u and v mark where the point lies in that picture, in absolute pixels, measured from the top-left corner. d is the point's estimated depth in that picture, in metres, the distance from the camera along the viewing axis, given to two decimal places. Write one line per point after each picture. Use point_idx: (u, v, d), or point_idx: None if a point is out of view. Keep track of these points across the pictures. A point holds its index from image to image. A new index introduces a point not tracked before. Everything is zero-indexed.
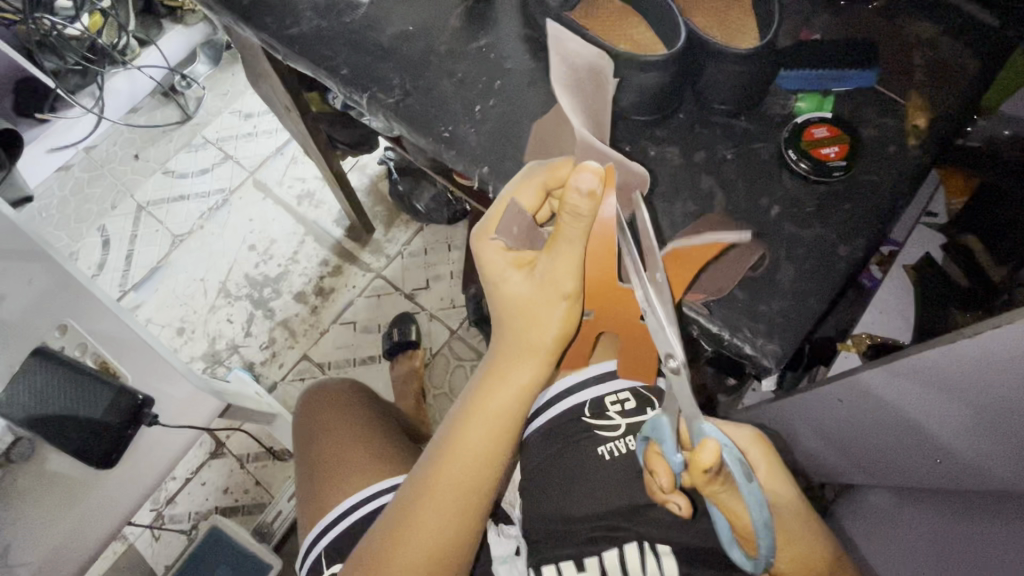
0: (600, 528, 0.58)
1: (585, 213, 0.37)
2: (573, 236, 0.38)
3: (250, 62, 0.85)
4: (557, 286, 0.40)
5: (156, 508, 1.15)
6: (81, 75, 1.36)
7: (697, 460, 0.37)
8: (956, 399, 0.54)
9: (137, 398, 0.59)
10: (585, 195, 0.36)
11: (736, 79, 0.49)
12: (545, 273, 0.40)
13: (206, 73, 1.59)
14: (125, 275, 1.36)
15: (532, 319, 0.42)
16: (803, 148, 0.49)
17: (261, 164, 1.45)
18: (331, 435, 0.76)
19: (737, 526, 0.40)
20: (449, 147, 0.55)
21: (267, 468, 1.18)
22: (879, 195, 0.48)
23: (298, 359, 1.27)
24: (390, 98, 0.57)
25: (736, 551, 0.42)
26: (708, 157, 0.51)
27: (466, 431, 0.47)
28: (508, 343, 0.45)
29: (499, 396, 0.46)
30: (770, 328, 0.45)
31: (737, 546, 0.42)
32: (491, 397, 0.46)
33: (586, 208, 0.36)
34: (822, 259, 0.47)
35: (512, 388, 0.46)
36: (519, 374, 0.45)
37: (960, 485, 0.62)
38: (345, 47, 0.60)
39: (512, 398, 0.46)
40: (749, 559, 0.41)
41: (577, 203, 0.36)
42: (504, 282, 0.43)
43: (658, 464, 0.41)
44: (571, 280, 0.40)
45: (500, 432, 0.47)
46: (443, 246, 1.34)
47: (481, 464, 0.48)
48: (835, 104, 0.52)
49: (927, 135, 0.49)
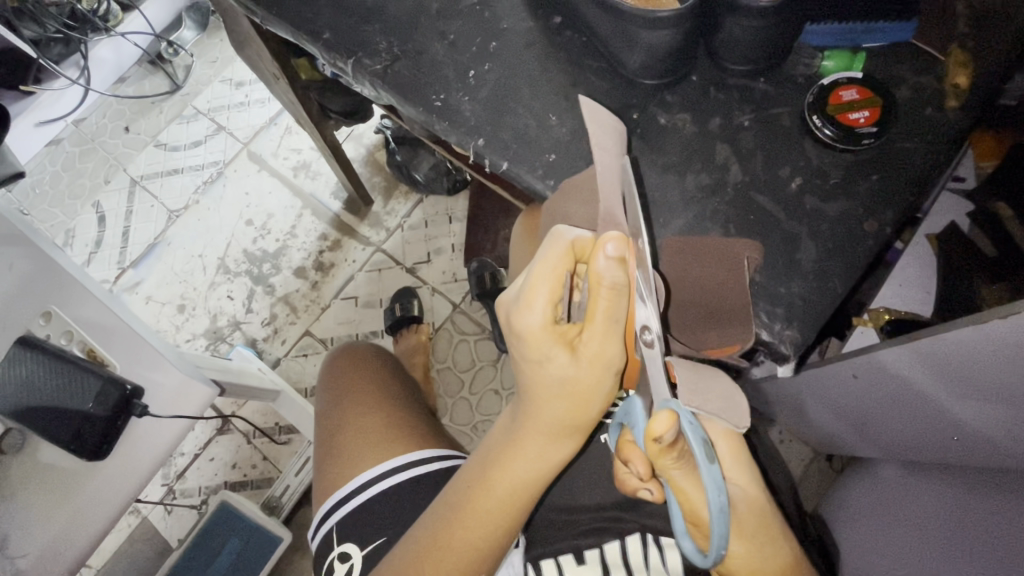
0: (602, 519, 0.57)
1: (623, 284, 0.34)
2: (620, 310, 0.35)
3: (233, 26, 0.80)
4: (596, 364, 0.37)
5: (167, 483, 1.16)
6: (64, 44, 1.29)
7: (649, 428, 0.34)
8: (977, 373, 0.50)
9: (125, 389, 0.56)
10: (615, 262, 0.33)
11: (757, 38, 0.44)
12: (592, 352, 0.36)
13: (193, 39, 1.50)
14: (122, 252, 1.33)
15: (567, 397, 0.39)
16: (830, 113, 0.45)
17: (254, 135, 1.40)
18: (349, 400, 0.74)
19: (689, 514, 0.37)
20: (442, 117, 0.50)
21: (273, 443, 1.18)
22: (911, 163, 0.44)
23: (300, 335, 1.25)
24: (377, 64, 0.53)
25: (689, 542, 0.38)
26: (724, 125, 0.47)
27: (483, 495, 0.43)
28: (535, 420, 0.41)
29: (520, 466, 0.42)
30: (789, 312, 0.42)
31: (689, 537, 0.38)
32: (511, 467, 0.43)
33: (623, 278, 0.34)
34: (847, 236, 0.43)
35: (535, 458, 0.42)
36: (548, 446, 0.42)
37: (978, 462, 0.59)
38: (327, 8, 0.55)
39: (532, 468, 0.43)
40: (699, 553, 0.38)
41: (610, 276, 0.33)
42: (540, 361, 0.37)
43: (631, 452, 0.39)
44: (618, 352, 0.37)
45: (517, 501, 0.44)
46: (444, 218, 1.30)
47: (500, 528, 0.44)
48: (866, 61, 0.47)
49: (968, 96, 0.45)
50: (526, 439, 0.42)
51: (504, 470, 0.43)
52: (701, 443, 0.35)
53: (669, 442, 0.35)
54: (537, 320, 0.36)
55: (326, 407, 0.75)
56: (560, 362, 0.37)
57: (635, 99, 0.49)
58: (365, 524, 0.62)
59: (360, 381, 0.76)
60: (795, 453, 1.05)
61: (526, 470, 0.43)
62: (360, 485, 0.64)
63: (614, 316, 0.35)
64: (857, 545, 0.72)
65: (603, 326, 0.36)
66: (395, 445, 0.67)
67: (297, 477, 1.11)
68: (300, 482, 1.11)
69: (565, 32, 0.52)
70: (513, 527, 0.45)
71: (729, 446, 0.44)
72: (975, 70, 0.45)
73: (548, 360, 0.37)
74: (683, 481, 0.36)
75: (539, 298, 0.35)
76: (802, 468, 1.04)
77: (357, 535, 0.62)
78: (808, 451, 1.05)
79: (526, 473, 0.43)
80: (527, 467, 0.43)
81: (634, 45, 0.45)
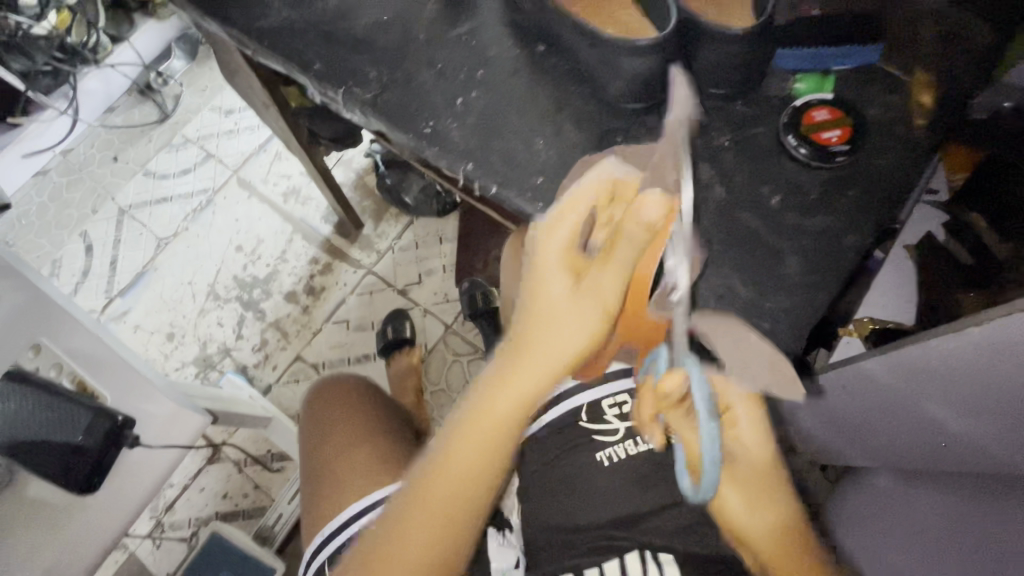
0: (602, 539, 0.54)
1: (642, 236, 0.37)
2: (629, 254, 0.37)
3: (223, 57, 0.81)
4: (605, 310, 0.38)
5: (155, 516, 1.14)
6: (52, 76, 1.34)
7: (659, 384, 0.40)
8: (965, 377, 0.51)
9: (116, 420, 0.57)
10: (656, 214, 0.37)
11: (732, 62, 0.46)
12: (594, 285, 0.38)
13: (182, 69, 1.52)
14: (110, 281, 1.32)
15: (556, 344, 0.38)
16: (803, 132, 0.47)
17: (244, 162, 1.41)
18: (334, 432, 0.73)
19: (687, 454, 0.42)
20: (431, 143, 0.52)
21: (265, 471, 1.16)
22: (886, 178, 0.46)
23: (292, 360, 1.25)
24: (367, 93, 0.54)
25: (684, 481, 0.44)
26: (704, 145, 0.49)
27: (458, 438, 0.42)
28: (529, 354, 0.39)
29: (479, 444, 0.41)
30: (775, 325, 0.43)
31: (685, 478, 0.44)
32: (492, 408, 0.40)
33: (642, 232, 0.37)
34: (828, 250, 0.45)
35: (516, 400, 0.40)
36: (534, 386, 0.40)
37: (968, 468, 0.59)
38: (317, 39, 0.57)
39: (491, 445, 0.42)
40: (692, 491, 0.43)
41: (635, 228, 0.37)
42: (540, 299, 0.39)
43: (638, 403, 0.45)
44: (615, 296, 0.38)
45: (494, 447, 0.42)
46: (434, 240, 1.31)
47: (472, 483, 0.42)
48: (835, 84, 0.49)
49: (934, 114, 0.47)
50: (510, 372, 0.40)
51: (484, 414, 0.41)
52: (706, 404, 0.40)
53: (676, 397, 0.40)
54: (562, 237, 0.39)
55: (315, 438, 0.75)
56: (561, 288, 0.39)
57: (618, 123, 0.50)
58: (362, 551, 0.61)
59: (347, 414, 0.76)
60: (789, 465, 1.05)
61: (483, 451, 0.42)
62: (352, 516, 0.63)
63: (624, 262, 0.37)
64: None
65: (611, 266, 0.38)
66: (385, 477, 0.67)
67: (290, 505, 1.09)
68: (292, 511, 1.09)
69: (549, 59, 0.53)
70: (491, 483, 0.43)
71: (748, 409, 0.45)
72: (939, 92, 0.47)
73: (550, 294, 0.39)
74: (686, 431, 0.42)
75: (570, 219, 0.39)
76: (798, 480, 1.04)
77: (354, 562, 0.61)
78: (802, 461, 1.05)
79: (482, 452, 0.42)
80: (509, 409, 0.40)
81: (615, 72, 0.47)
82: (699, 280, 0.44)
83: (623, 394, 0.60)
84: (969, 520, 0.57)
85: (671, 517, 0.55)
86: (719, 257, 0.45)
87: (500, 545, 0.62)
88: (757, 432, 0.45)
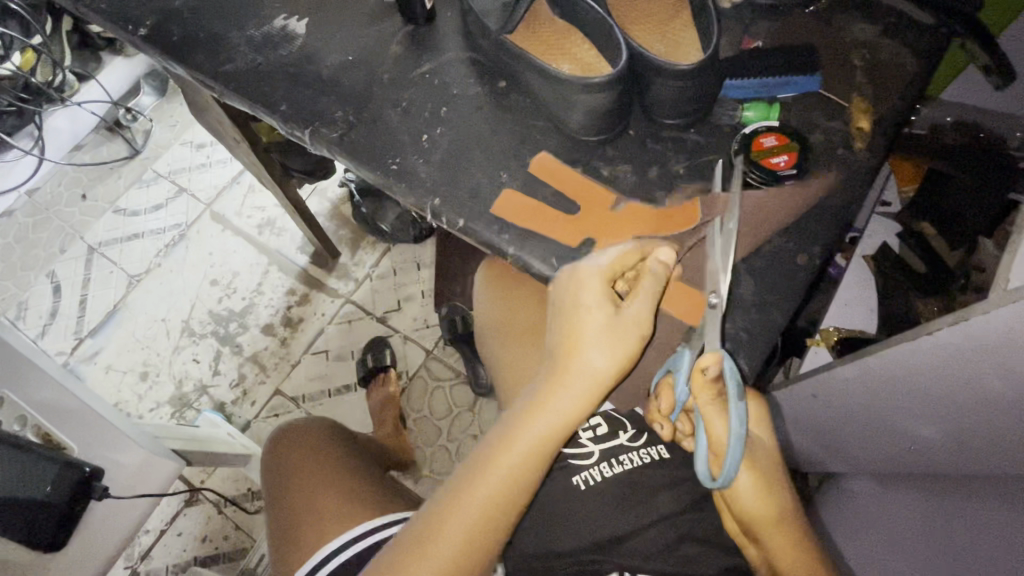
0: (582, 562, 0.56)
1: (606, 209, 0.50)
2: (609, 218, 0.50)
3: (191, 95, 0.81)
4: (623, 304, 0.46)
5: (131, 565, 1.10)
6: (18, 116, 1.32)
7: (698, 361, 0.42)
8: (922, 383, 0.55)
9: (84, 472, 0.55)
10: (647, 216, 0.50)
11: (682, 94, 0.48)
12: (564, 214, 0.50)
13: (152, 104, 1.51)
14: (80, 321, 1.29)
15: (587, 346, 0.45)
16: (755, 158, 0.49)
17: (217, 196, 1.40)
18: (303, 476, 0.72)
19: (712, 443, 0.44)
20: (398, 180, 0.53)
21: (245, 511, 1.13)
22: (833, 199, 0.49)
23: (271, 395, 1.23)
24: (333, 132, 0.55)
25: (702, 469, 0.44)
26: (661, 173, 0.51)
27: (547, 403, 0.45)
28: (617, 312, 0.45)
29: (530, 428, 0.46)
30: (736, 344, 0.45)
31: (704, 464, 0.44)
32: (568, 368, 0.45)
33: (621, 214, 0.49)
34: (782, 269, 0.47)
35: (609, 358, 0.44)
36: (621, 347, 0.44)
37: (932, 467, 0.64)
38: (283, 81, 0.58)
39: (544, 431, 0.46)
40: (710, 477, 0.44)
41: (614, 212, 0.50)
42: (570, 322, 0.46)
43: (665, 392, 0.46)
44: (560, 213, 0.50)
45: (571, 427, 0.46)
46: (412, 266, 1.32)
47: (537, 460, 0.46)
48: (782, 110, 0.52)
49: (872, 136, 0.50)
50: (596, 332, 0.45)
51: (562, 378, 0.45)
52: (740, 385, 0.42)
53: (713, 378, 0.43)
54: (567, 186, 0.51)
55: (289, 480, 0.73)
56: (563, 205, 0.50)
57: (579, 154, 0.52)
58: None
59: (324, 455, 0.75)
60: None
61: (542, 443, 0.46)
62: (329, 555, 0.62)
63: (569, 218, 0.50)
64: None
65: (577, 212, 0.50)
66: (359, 512, 0.66)
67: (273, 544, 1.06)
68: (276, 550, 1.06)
69: (510, 94, 0.55)
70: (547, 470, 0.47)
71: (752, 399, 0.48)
72: (874, 116, 0.51)
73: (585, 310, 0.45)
74: (715, 414, 0.44)
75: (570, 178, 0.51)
76: None
77: None
78: None
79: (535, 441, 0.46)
80: (588, 372, 0.45)
81: (573, 106, 0.49)
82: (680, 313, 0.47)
83: (596, 416, 0.60)
84: (958, 520, 0.60)
85: (650, 536, 0.56)
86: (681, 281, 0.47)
87: None
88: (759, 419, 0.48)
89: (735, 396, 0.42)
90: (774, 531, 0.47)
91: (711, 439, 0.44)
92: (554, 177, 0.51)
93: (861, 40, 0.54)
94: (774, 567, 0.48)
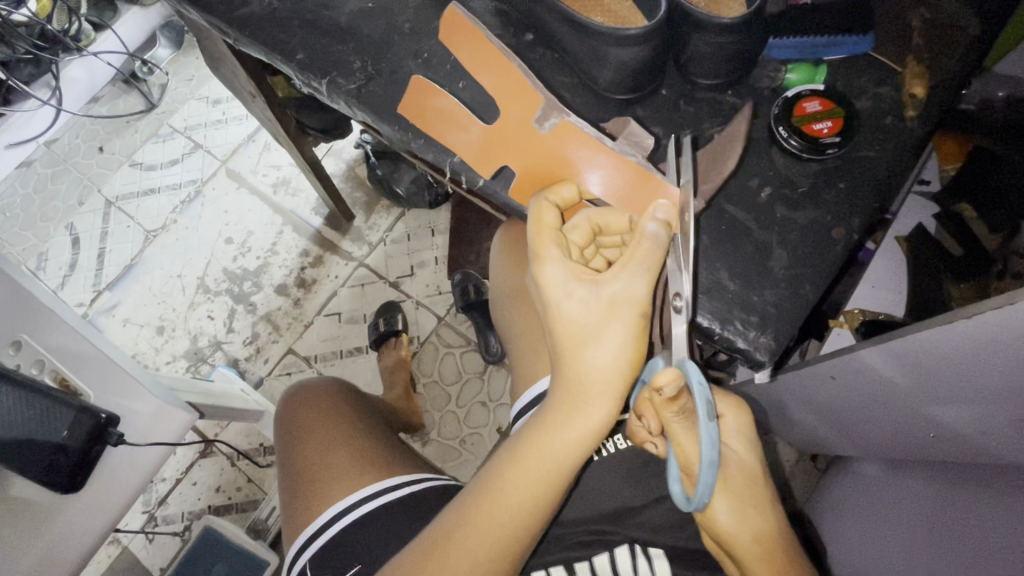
0: (592, 532, 0.55)
1: (569, 161, 0.46)
2: (572, 158, 0.46)
3: (206, 47, 0.78)
4: (644, 343, 0.43)
5: (148, 510, 1.13)
6: (34, 64, 1.25)
7: (654, 380, 0.41)
8: (954, 371, 0.52)
9: (100, 418, 0.55)
10: (612, 177, 0.46)
11: (721, 51, 0.45)
12: (523, 154, 0.48)
13: (168, 57, 1.48)
14: (98, 274, 1.30)
15: (594, 387, 0.42)
16: (795, 124, 0.47)
17: (232, 153, 1.39)
18: (312, 438, 0.72)
19: (683, 463, 0.43)
20: (417, 135, 0.51)
21: (258, 465, 1.15)
22: (876, 172, 0.46)
23: (283, 354, 1.24)
24: (351, 83, 0.53)
25: (677, 488, 0.44)
26: (694, 137, 0.49)
27: (570, 398, 0.42)
28: (619, 295, 0.42)
29: (529, 468, 0.43)
30: (763, 319, 0.44)
31: (679, 484, 0.44)
32: (583, 361, 0.42)
33: (583, 167, 0.46)
34: (817, 242, 0.45)
35: (618, 346, 0.41)
36: (622, 332, 0.41)
37: (952, 457, 0.62)
38: (299, 28, 0.55)
39: (547, 471, 0.43)
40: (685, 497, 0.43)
41: (580, 161, 0.46)
42: (569, 341, 0.42)
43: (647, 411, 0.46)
44: (518, 153, 0.48)
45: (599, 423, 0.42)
46: (426, 231, 1.30)
47: (562, 462, 0.43)
48: (828, 73, 0.49)
49: (926, 105, 0.47)
50: (606, 320, 0.41)
51: (578, 369, 0.42)
52: (709, 403, 0.40)
53: (670, 395, 0.41)
54: (538, 127, 0.46)
55: (293, 443, 0.74)
56: (523, 147, 0.48)
57: (607, 114, 0.50)
58: (352, 542, 0.61)
59: (329, 418, 0.75)
60: (782, 454, 1.07)
61: (573, 444, 0.42)
62: (339, 513, 0.63)
63: (532, 157, 0.48)
64: (828, 541, 0.76)
65: (538, 154, 0.47)
66: (370, 472, 0.67)
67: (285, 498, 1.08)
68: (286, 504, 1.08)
69: (538, 48, 0.52)
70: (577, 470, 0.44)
71: (735, 414, 0.48)
72: (929, 82, 0.47)
73: (594, 341, 0.42)
74: (681, 432, 0.43)
75: (541, 118, 0.46)
76: (789, 467, 1.06)
77: (342, 559, 0.61)
78: (793, 451, 1.06)
79: (530, 490, 0.43)
80: (606, 361, 0.42)
81: (604, 61, 0.46)
82: (710, 287, 0.45)
83: None
84: (964, 507, 0.59)
85: (659, 511, 0.56)
86: (709, 250, 0.45)
87: None
88: (742, 439, 0.48)
89: (704, 414, 0.40)
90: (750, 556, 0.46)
91: (680, 459, 0.43)
92: (460, 28, 0.48)
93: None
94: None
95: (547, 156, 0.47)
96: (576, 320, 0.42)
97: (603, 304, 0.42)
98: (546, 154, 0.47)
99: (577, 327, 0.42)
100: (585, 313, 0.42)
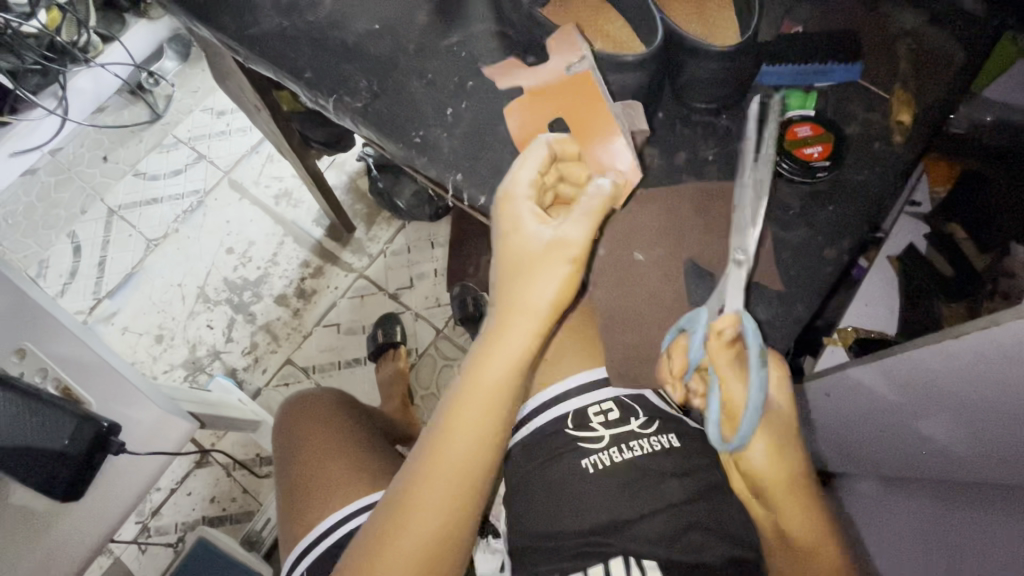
0: (590, 544, 0.55)
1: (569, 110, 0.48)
2: (574, 105, 0.48)
3: (214, 62, 0.80)
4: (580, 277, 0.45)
5: (141, 520, 1.12)
6: (42, 75, 1.28)
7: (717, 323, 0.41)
8: (944, 390, 0.53)
9: (103, 426, 0.57)
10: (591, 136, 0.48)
11: (715, 77, 0.47)
12: (538, 98, 0.50)
13: (174, 70, 1.52)
14: (98, 282, 1.31)
15: (533, 328, 0.44)
16: (787, 148, 0.48)
17: (235, 164, 1.41)
18: (309, 450, 0.73)
19: (726, 407, 0.43)
20: (421, 153, 0.53)
21: (254, 475, 1.15)
22: (864, 196, 0.48)
23: (282, 363, 1.24)
24: (357, 102, 0.55)
25: (715, 431, 0.43)
26: (689, 159, 0.50)
27: (511, 336, 0.45)
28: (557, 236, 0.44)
29: (472, 418, 0.45)
30: (757, 337, 0.45)
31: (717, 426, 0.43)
32: (523, 297, 0.44)
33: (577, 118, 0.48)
34: (809, 262, 0.46)
35: (555, 282, 0.44)
36: (560, 271, 0.44)
37: (942, 474, 0.63)
38: (308, 47, 0.57)
39: (489, 413, 0.45)
40: (725, 438, 0.43)
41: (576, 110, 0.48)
42: (514, 281, 0.45)
43: (678, 353, 0.45)
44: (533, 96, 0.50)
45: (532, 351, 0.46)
46: (426, 244, 1.32)
47: (503, 393, 0.46)
48: (818, 100, 0.51)
49: (912, 131, 0.49)
50: (545, 260, 0.44)
51: (518, 304, 0.45)
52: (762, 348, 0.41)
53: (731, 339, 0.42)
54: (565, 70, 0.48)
55: (289, 455, 0.74)
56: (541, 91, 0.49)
57: None
58: None
59: (324, 429, 0.75)
60: None
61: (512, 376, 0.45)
62: (337, 522, 0.64)
63: (543, 99, 0.49)
64: None
65: (549, 99, 0.49)
66: (369, 482, 0.68)
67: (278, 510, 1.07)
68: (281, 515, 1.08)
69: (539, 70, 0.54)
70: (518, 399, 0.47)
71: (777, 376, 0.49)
72: (916, 110, 0.49)
73: (536, 280, 0.44)
74: (731, 377, 0.43)
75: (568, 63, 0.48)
76: None
77: None
78: None
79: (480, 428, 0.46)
80: (543, 293, 0.44)
81: (604, 85, 0.48)
82: (704, 305, 0.46)
83: (609, 401, 0.62)
84: None
85: (655, 524, 0.56)
86: (704, 268, 0.47)
87: (484, 554, 0.70)
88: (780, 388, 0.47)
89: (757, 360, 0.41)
90: (785, 499, 0.47)
91: (723, 401, 0.43)
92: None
93: (908, 29, 0.52)
94: (783, 530, 0.49)
95: (556, 101, 0.49)
96: (523, 258, 0.45)
97: (543, 244, 0.44)
98: (556, 96, 0.49)
99: (519, 267, 0.45)
100: (533, 252, 0.44)
